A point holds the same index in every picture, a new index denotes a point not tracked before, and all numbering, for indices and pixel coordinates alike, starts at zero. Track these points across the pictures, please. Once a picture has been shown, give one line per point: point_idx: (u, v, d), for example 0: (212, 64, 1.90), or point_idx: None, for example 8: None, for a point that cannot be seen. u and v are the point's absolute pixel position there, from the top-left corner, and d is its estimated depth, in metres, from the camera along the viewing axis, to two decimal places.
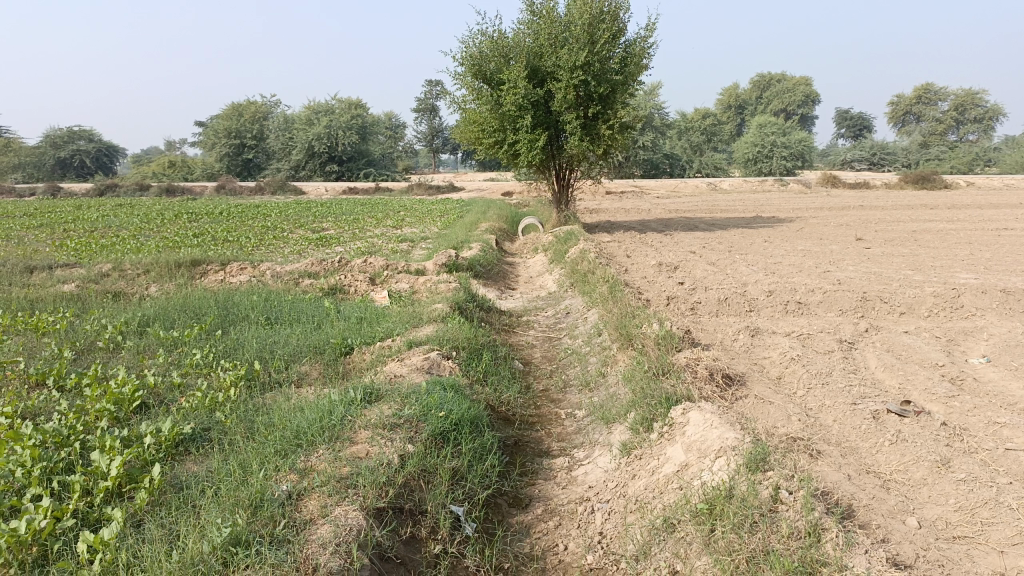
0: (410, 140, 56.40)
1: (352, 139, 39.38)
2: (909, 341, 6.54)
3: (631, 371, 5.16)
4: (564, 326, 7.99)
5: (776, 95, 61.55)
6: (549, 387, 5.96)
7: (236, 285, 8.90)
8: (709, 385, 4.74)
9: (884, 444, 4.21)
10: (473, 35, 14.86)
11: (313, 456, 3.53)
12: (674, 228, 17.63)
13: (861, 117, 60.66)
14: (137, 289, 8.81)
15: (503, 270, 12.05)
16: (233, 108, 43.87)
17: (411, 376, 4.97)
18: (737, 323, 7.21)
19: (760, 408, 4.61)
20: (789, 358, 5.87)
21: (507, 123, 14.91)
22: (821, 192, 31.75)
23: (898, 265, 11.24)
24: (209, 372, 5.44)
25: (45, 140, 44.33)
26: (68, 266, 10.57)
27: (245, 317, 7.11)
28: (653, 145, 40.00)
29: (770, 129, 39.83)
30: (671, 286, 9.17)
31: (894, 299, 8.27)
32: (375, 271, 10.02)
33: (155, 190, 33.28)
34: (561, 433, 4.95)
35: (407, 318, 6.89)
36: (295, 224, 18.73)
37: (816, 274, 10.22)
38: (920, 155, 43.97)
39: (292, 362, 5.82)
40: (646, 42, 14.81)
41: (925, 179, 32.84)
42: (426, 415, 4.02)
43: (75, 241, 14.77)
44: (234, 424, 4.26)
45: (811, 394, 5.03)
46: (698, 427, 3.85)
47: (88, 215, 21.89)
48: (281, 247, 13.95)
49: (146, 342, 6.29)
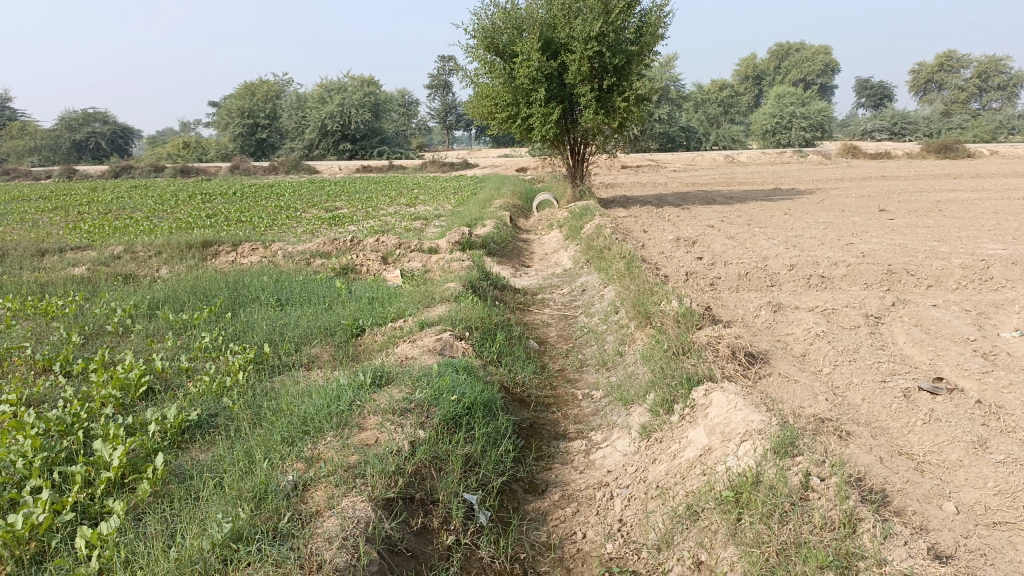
0: (423, 117, 56.02)
1: (365, 117, 39.12)
2: (938, 315, 6.32)
3: (649, 350, 4.99)
4: (580, 304, 7.81)
5: (794, 65, 60.51)
6: (566, 367, 5.81)
7: (247, 266, 8.79)
8: (731, 364, 4.56)
9: (917, 424, 4.02)
10: (485, 7, 14.56)
11: (319, 444, 3.40)
12: (692, 202, 17.34)
13: (882, 86, 59.50)
14: (148, 271, 8.72)
15: (517, 247, 11.86)
16: (245, 88, 43.67)
17: (422, 358, 4.83)
18: (759, 298, 7.00)
19: (785, 388, 4.43)
20: (813, 334, 5.67)
21: (520, 96, 14.64)
22: (841, 163, 31.15)
23: (923, 236, 10.94)
24: (217, 356, 5.34)
25: (59, 123, 44.36)
26: (80, 248, 10.51)
27: (256, 298, 7.00)
28: (669, 117, 39.44)
29: (789, 100, 39.10)
30: (690, 261, 8.96)
31: (921, 271, 8.01)
32: (388, 250, 9.87)
33: (170, 171, 33.27)
34: (578, 415, 4.81)
35: (420, 297, 6.75)
36: (309, 203, 18.62)
37: (838, 246, 9.95)
38: (942, 123, 43.06)
39: (302, 345, 5.71)
40: (662, 10, 14.46)
41: (947, 148, 32.13)
42: (437, 399, 3.88)
43: (88, 223, 14.72)
44: (241, 410, 4.15)
45: (838, 372, 4.84)
46: (721, 409, 3.67)
47: (103, 197, 21.88)
48: (294, 226, 13.83)
49: (155, 326, 6.19)
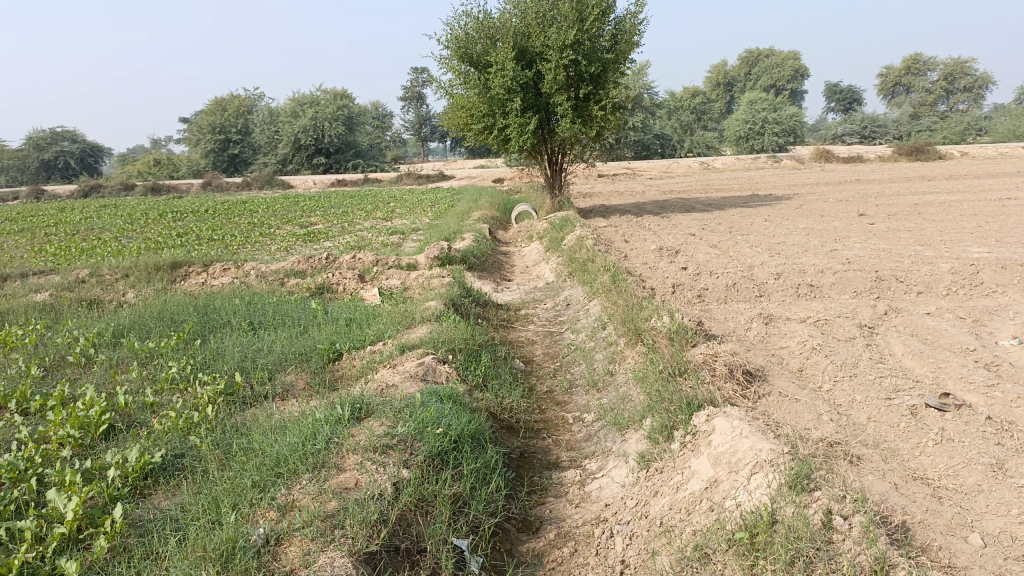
0: (398, 129, 55.73)
1: (338, 130, 38.75)
2: (933, 323, 6.16)
3: (643, 371, 4.75)
4: (565, 319, 7.58)
5: (765, 71, 61.03)
6: (554, 388, 5.56)
7: (218, 288, 8.45)
8: (730, 385, 4.34)
9: (928, 445, 3.81)
10: (458, 17, 14.36)
11: (294, 489, 3.12)
12: (671, 210, 17.22)
13: (851, 91, 60.17)
14: (113, 295, 8.36)
15: (497, 260, 11.62)
16: (216, 104, 43.09)
17: (404, 385, 4.56)
18: (749, 310, 6.81)
19: (788, 408, 4.21)
20: (809, 348, 5.48)
21: (496, 107, 14.42)
22: (815, 167, 31.31)
23: (906, 241, 10.85)
24: (186, 388, 5.02)
25: (26, 142, 43.50)
26: (42, 273, 10.08)
27: (227, 322, 6.67)
28: (644, 125, 39.51)
29: (761, 105, 39.31)
30: (675, 272, 8.78)
31: (909, 278, 7.88)
32: (365, 268, 9.57)
33: (140, 189, 32.65)
34: (570, 441, 4.57)
35: (399, 318, 6.46)
36: (283, 220, 18.24)
37: (823, 253, 9.82)
38: (911, 126, 43.57)
39: (276, 373, 5.40)
40: (637, 18, 14.35)
41: (919, 150, 32.42)
42: (421, 433, 3.61)
43: (54, 245, 14.26)
44: (210, 449, 3.84)
45: (840, 388, 4.63)
46: (725, 437, 3.45)
47: (72, 218, 21.32)
48: (267, 244, 13.48)
49: (119, 355, 5.85)
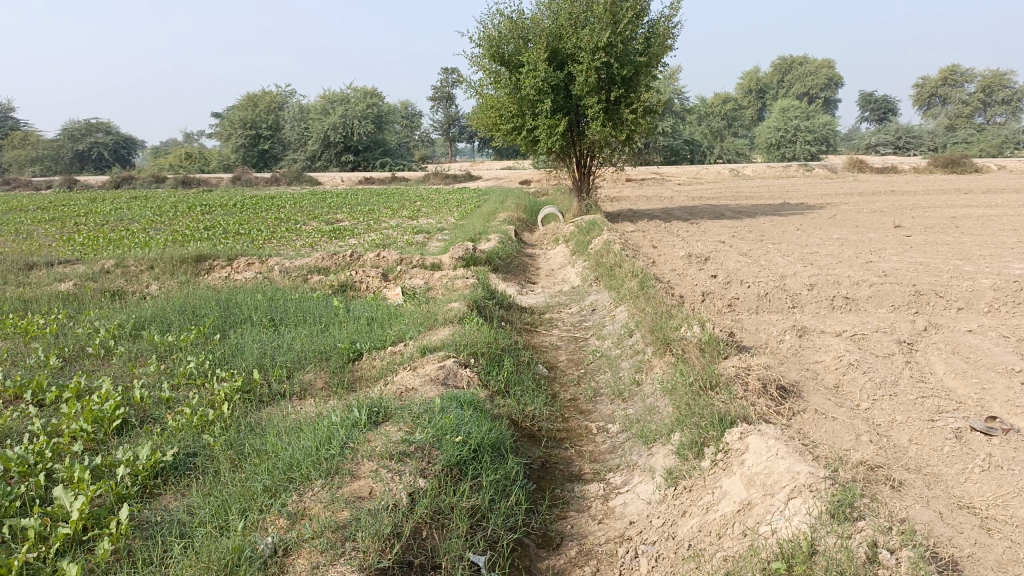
0: (426, 129, 55.85)
1: (367, 128, 38.85)
2: (975, 341, 5.90)
3: (672, 382, 4.57)
4: (591, 325, 7.41)
5: (799, 79, 60.32)
6: (578, 396, 5.39)
7: (241, 282, 8.40)
8: (764, 401, 4.15)
9: (975, 472, 3.60)
10: (490, 16, 14.24)
11: (305, 496, 2.99)
12: (700, 216, 16.97)
13: (886, 100, 59.21)
14: (137, 287, 8.33)
15: (522, 262, 11.47)
16: (248, 99, 43.40)
17: (424, 389, 4.42)
18: (781, 321, 6.59)
19: (824, 428, 4.02)
20: (845, 363, 5.26)
21: (527, 107, 14.28)
22: (847, 177, 30.79)
23: (943, 254, 10.54)
24: (203, 384, 4.93)
25: (62, 133, 44.16)
26: (69, 262, 10.10)
27: (248, 318, 6.59)
28: (673, 130, 39.20)
29: (794, 113, 38.76)
30: (704, 280, 8.58)
31: (949, 293, 7.60)
32: (389, 266, 9.47)
33: (171, 182, 32.96)
34: (594, 452, 4.40)
35: (421, 319, 6.33)
36: (310, 216, 18.25)
37: (858, 265, 9.55)
38: (947, 138, 42.77)
39: (295, 371, 5.29)
40: (672, 21, 14.14)
41: (954, 162, 31.77)
42: (440, 440, 3.47)
43: (83, 235, 14.35)
44: (223, 449, 3.73)
45: (879, 407, 4.42)
46: (760, 457, 3.26)
47: (103, 208, 21.53)
48: (293, 240, 13.45)
49: (138, 348, 5.78)
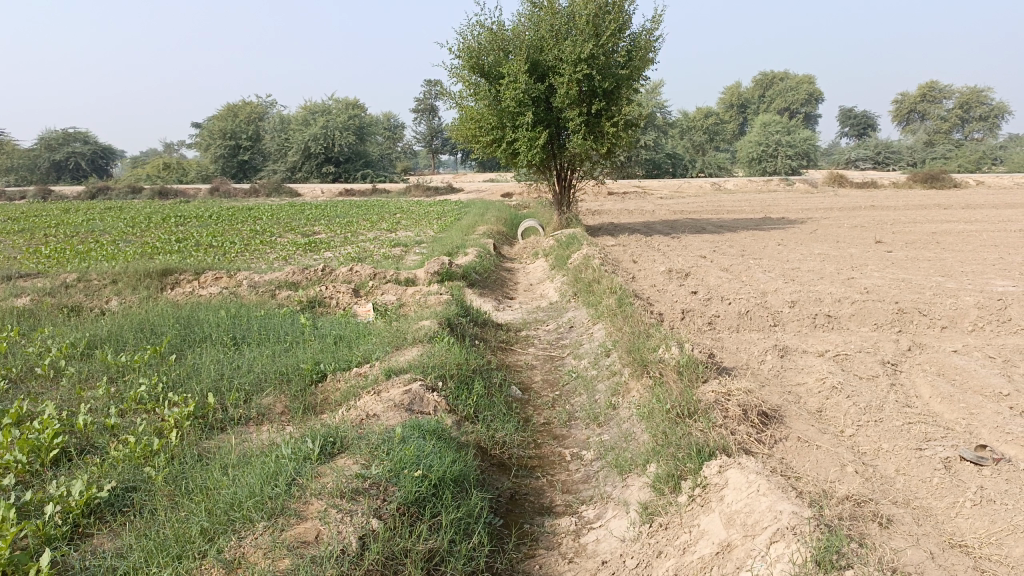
0: (409, 141, 55.68)
1: (349, 140, 38.57)
2: (961, 363, 5.73)
3: (650, 408, 4.34)
4: (568, 343, 7.18)
5: (780, 94, 60.78)
6: (552, 420, 5.15)
7: (206, 297, 8.10)
8: (744, 429, 3.94)
9: (966, 506, 3.39)
10: (471, 27, 14.08)
11: (244, 541, 2.75)
12: (681, 231, 16.83)
13: (865, 116, 59.76)
14: (97, 302, 8.01)
15: (500, 277, 11.25)
16: (227, 110, 42.95)
17: (387, 415, 4.16)
18: (762, 340, 6.41)
19: (807, 458, 3.81)
20: (828, 386, 5.07)
21: (506, 119, 14.09)
22: (828, 191, 30.89)
23: (925, 271, 10.43)
24: (153, 409, 4.64)
25: (39, 143, 43.52)
26: (30, 276, 9.73)
27: (209, 336, 6.30)
28: (655, 145, 39.25)
29: (774, 128, 38.93)
30: (684, 296, 8.39)
31: (933, 311, 7.45)
32: (361, 281, 9.21)
33: (148, 193, 32.46)
34: (566, 482, 4.17)
35: (390, 338, 6.07)
36: (286, 228, 17.96)
37: (840, 281, 9.41)
38: (925, 154, 43.18)
39: (253, 395, 5.01)
40: (653, 34, 14.05)
41: (933, 178, 31.99)
42: (398, 475, 3.22)
43: (49, 247, 13.94)
44: (164, 484, 3.46)
45: (864, 434, 4.21)
46: (740, 493, 3.03)
47: (74, 219, 21.07)
48: (267, 253, 13.14)
49: (89, 369, 5.47)
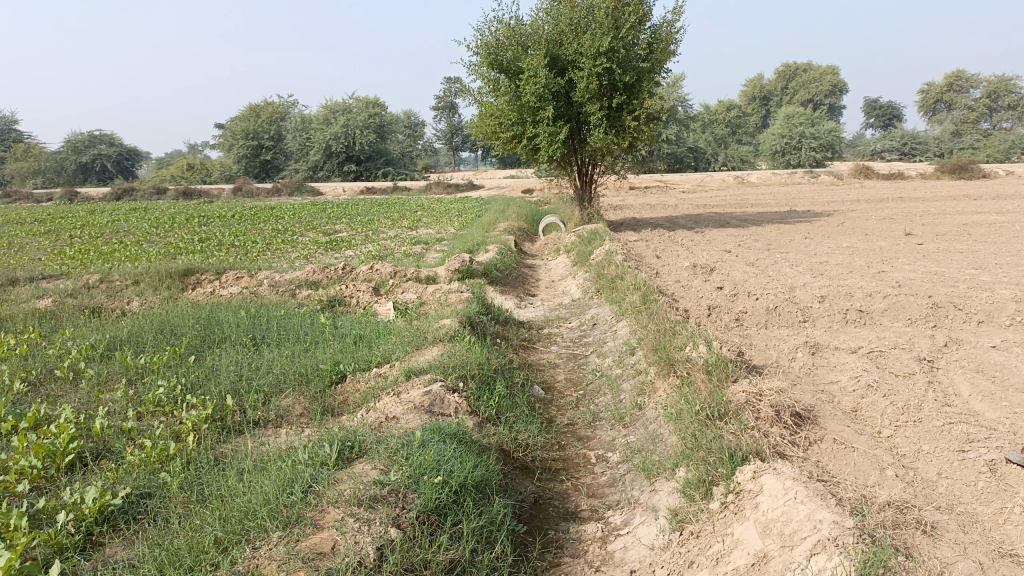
0: (429, 138, 55.69)
1: (369, 138, 38.61)
2: (1000, 359, 5.51)
3: (677, 409, 4.20)
4: (591, 341, 7.04)
5: (803, 85, 60.01)
6: (576, 421, 5.03)
7: (226, 297, 8.06)
8: (777, 431, 3.78)
9: (1015, 512, 3.21)
10: (489, 22, 13.95)
11: (259, 552, 2.66)
12: (705, 225, 16.60)
13: (891, 106, 58.81)
14: (118, 303, 8.00)
15: (522, 274, 11.13)
16: (249, 110, 43.16)
17: (407, 417, 4.06)
18: (792, 337, 6.22)
19: (844, 461, 3.65)
20: (863, 385, 4.89)
21: (526, 115, 13.94)
22: (854, 184, 30.40)
23: (959, 264, 10.14)
24: (172, 411, 4.58)
25: (66, 145, 44.07)
26: (53, 277, 9.77)
27: (228, 337, 6.23)
28: (677, 138, 38.93)
29: (798, 120, 38.37)
30: (710, 292, 8.21)
31: (969, 305, 7.21)
32: (382, 280, 9.13)
33: (172, 193, 32.71)
34: (592, 485, 4.04)
35: (410, 337, 5.97)
36: (308, 227, 17.97)
37: (870, 275, 9.18)
38: (953, 144, 42.39)
39: (271, 397, 4.93)
40: (674, 26, 13.83)
41: (962, 168, 31.36)
42: (417, 481, 3.11)
43: (74, 248, 14.03)
44: (180, 490, 3.38)
45: (903, 435, 4.04)
46: (776, 501, 2.88)
47: (100, 220, 21.26)
48: (288, 252, 13.12)
49: (108, 371, 5.42)
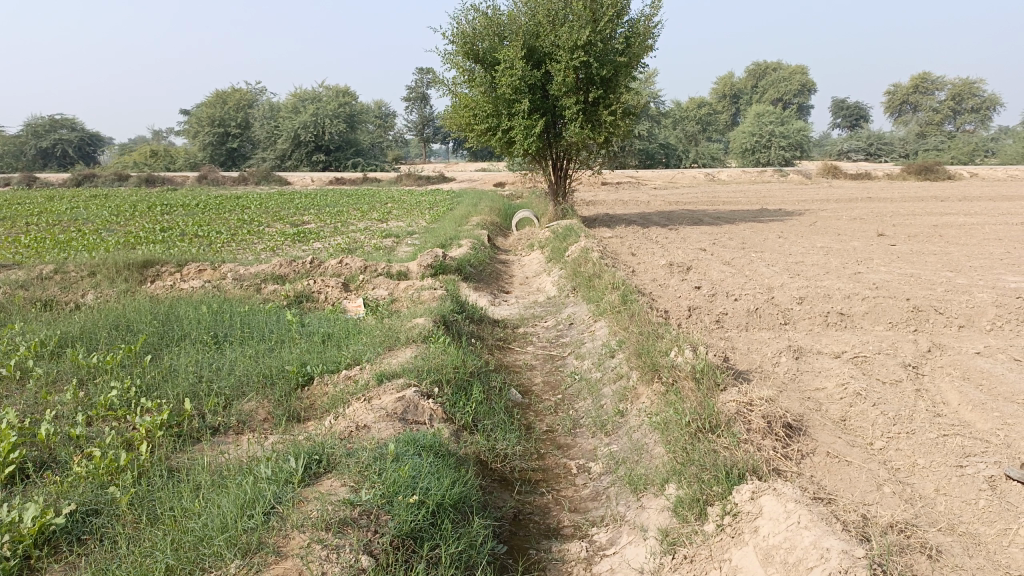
0: (400, 129, 55.09)
1: (338, 128, 38.01)
2: (986, 366, 5.41)
3: (664, 418, 4.00)
4: (569, 341, 6.82)
5: (773, 84, 60.47)
6: (555, 427, 4.81)
7: (188, 291, 7.71)
8: (769, 444, 3.61)
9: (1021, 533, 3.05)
10: (465, 11, 13.66)
11: None
12: (678, 222, 16.50)
13: (858, 107, 59.52)
14: (72, 296, 7.60)
15: (495, 270, 10.89)
16: (216, 97, 42.24)
17: (379, 426, 3.80)
18: (775, 341, 6.08)
19: (838, 477, 3.48)
20: (851, 392, 4.74)
21: (501, 107, 13.68)
22: (822, 183, 30.62)
23: (933, 266, 10.11)
24: (125, 416, 4.27)
25: (25, 129, 42.78)
26: (4, 267, 9.29)
27: (188, 335, 5.91)
28: (649, 134, 38.92)
29: (768, 118, 38.57)
30: (688, 292, 8.05)
31: (949, 309, 7.13)
32: (352, 274, 8.83)
33: (135, 180, 31.85)
34: (574, 499, 3.83)
35: (382, 337, 5.70)
36: (275, 217, 17.54)
37: (847, 276, 9.09)
38: (918, 145, 42.98)
39: (233, 400, 4.64)
40: (652, 21, 13.66)
41: (928, 169, 31.74)
42: (391, 500, 2.87)
43: (29, 236, 13.46)
44: (130, 508, 3.09)
45: (896, 448, 3.89)
46: (777, 525, 2.72)
47: (58, 207, 20.56)
48: (254, 243, 12.72)
49: (58, 370, 5.07)
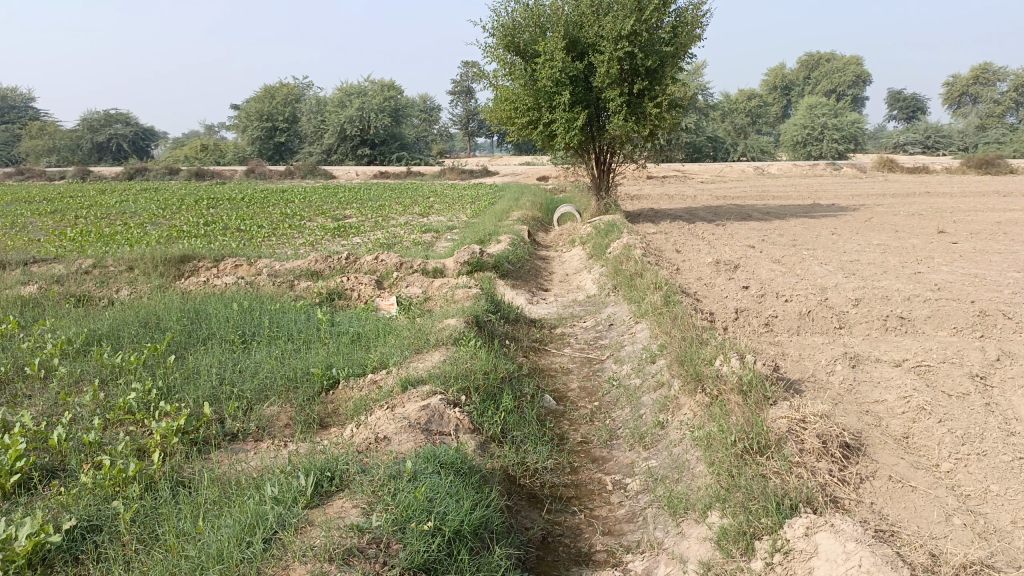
0: (444, 122, 55.18)
1: (384, 122, 38.08)
2: None
3: (707, 435, 3.69)
4: (608, 344, 6.52)
5: (825, 76, 58.90)
6: (591, 439, 4.53)
7: (221, 288, 7.60)
8: (825, 468, 3.30)
9: None
10: (506, 3, 13.37)
11: None
12: (727, 218, 15.99)
13: (915, 98, 57.56)
14: (107, 292, 7.54)
15: (535, 267, 10.62)
16: (265, 92, 42.79)
17: (400, 440, 3.56)
18: (829, 347, 5.69)
19: (902, 505, 3.14)
20: (913, 407, 4.35)
21: (543, 100, 13.36)
22: (878, 177, 29.56)
23: (1000, 266, 9.50)
24: (142, 420, 4.10)
25: (82, 123, 43.83)
26: (47, 261, 9.32)
27: (215, 335, 5.76)
28: (697, 127, 38.21)
29: (821, 110, 37.49)
30: (735, 293, 7.66)
31: (1020, 313, 6.63)
32: (387, 271, 8.65)
33: (185, 174, 32.31)
34: (609, 519, 3.56)
35: (412, 338, 5.47)
36: (318, 211, 17.53)
37: (906, 276, 8.58)
38: (978, 138, 41.25)
39: (255, 404, 4.46)
40: (701, 9, 13.19)
41: (989, 163, 30.38)
42: (404, 527, 2.64)
43: (76, 229, 13.64)
44: (132, 526, 2.90)
45: (966, 472, 3.51)
46: (835, 569, 2.43)
47: (109, 201, 20.88)
48: (294, 238, 12.65)
49: (81, 370, 4.94)
